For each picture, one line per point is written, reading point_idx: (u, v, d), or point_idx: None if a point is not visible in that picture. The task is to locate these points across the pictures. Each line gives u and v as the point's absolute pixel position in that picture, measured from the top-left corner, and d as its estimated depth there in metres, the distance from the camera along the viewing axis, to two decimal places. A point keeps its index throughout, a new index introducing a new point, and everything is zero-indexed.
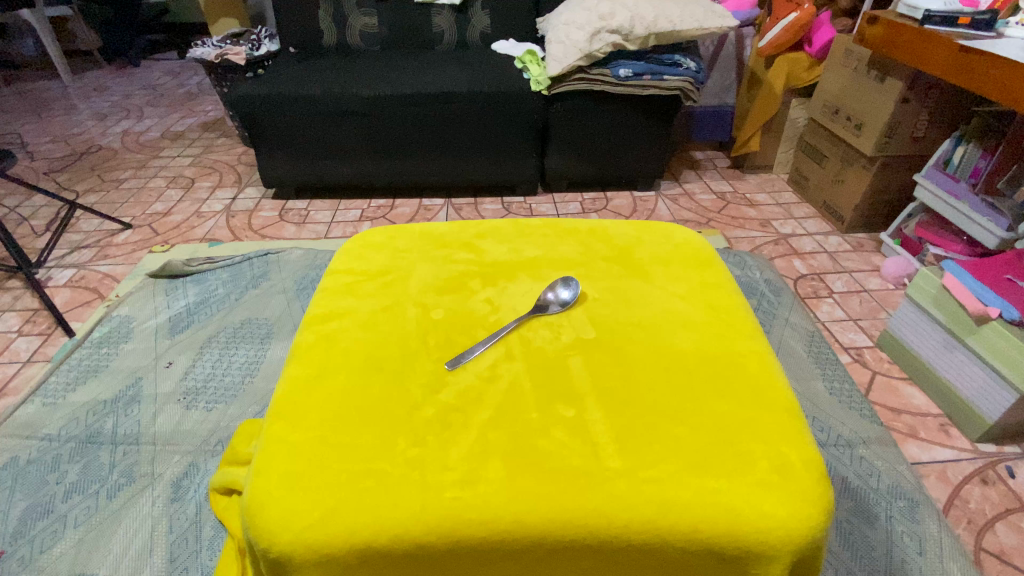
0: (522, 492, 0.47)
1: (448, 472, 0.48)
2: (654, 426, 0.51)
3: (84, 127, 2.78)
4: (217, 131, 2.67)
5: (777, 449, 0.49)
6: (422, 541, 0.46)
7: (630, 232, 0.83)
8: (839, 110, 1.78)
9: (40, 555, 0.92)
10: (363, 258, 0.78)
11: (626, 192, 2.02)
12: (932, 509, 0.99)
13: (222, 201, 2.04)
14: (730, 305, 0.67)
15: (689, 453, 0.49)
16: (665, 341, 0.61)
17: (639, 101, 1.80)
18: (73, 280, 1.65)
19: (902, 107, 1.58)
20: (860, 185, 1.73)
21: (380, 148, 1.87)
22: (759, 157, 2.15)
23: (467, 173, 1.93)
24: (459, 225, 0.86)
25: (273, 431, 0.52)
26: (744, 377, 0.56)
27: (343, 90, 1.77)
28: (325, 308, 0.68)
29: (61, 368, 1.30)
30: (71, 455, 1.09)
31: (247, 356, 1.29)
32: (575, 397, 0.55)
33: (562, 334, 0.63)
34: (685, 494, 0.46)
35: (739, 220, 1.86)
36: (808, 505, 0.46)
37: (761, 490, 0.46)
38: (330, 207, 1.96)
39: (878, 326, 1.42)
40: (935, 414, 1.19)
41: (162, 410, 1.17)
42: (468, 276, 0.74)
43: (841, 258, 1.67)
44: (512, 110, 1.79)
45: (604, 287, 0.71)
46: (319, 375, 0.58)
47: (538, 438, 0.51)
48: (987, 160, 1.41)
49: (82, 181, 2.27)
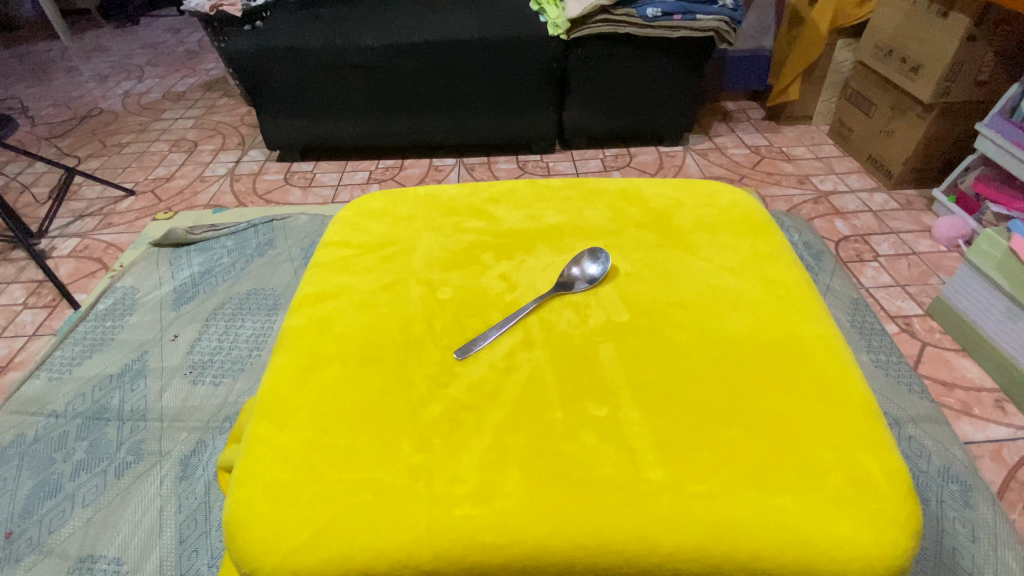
0: (547, 509, 0.42)
1: (455, 485, 0.43)
2: (701, 430, 0.45)
3: (85, 89, 2.69)
4: (219, 91, 2.56)
5: (852, 458, 0.43)
6: (431, 566, 0.41)
7: (667, 193, 0.74)
8: (893, 51, 1.59)
9: (50, 536, 0.93)
10: (360, 228, 0.70)
11: (651, 148, 1.87)
12: (987, 493, 0.89)
13: (225, 164, 1.96)
14: (790, 281, 0.59)
15: (744, 462, 0.43)
16: (714, 325, 0.54)
17: (668, 45, 1.63)
18: (77, 250, 1.61)
19: (967, 46, 1.39)
20: (913, 136, 1.57)
21: (386, 104, 1.75)
22: (798, 107, 1.97)
23: (479, 130, 1.80)
24: (469, 188, 0.77)
25: (259, 434, 0.48)
26: (809, 369, 0.49)
27: (343, 41, 1.63)
28: (319, 286, 0.62)
29: (66, 342, 1.27)
30: (78, 432, 1.08)
31: (254, 328, 1.24)
32: (607, 393, 0.49)
33: (589, 317, 0.56)
34: (744, 514, 0.41)
35: (774, 176, 1.72)
36: (893, 528, 0.40)
37: (835, 509, 0.41)
38: (336, 168, 1.87)
39: (927, 292, 1.30)
40: (990, 389, 1.09)
41: (168, 385, 1.14)
42: (480, 247, 0.66)
43: (888, 218, 1.53)
44: (526, 58, 1.64)
45: (637, 260, 0.63)
46: (311, 366, 0.52)
47: (563, 442, 0.45)
48: None
49: (84, 146, 2.20)
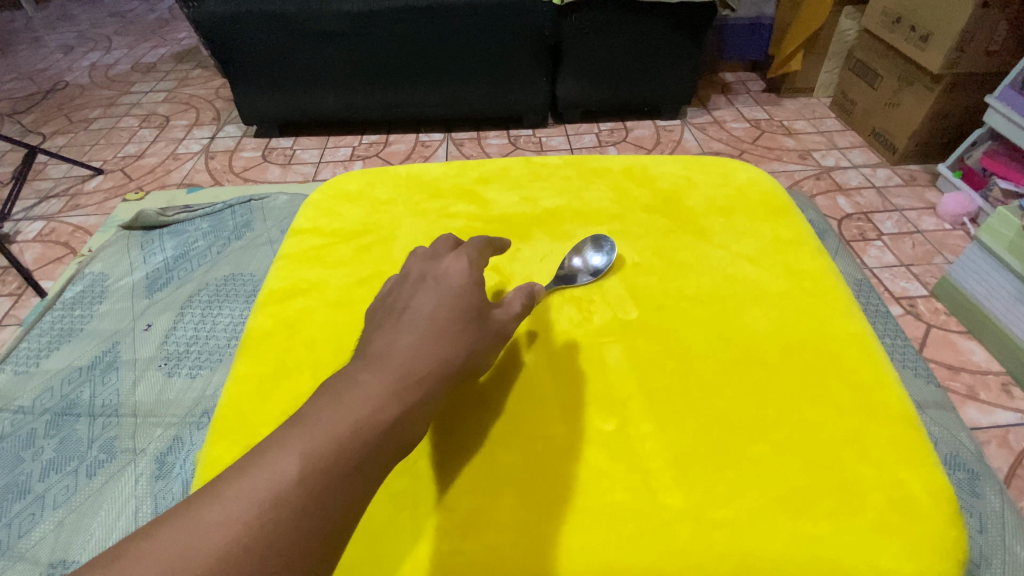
0: (547, 541, 0.38)
1: (436, 517, 0.40)
2: (724, 447, 0.41)
3: (50, 61, 2.53)
4: (192, 62, 2.41)
5: (893, 477, 0.39)
6: None
7: (677, 172, 0.68)
8: (901, 18, 1.51)
9: (21, 539, 0.88)
10: (335, 213, 0.65)
11: (647, 122, 1.80)
12: (994, 481, 0.86)
13: (200, 140, 1.85)
14: (817, 270, 0.54)
15: (773, 481, 0.39)
16: (734, 323, 0.49)
17: (667, 10, 1.54)
18: (43, 234, 1.52)
19: (981, 13, 1.32)
20: (919, 108, 1.51)
21: (368, 75, 1.65)
22: (800, 78, 1.89)
23: (467, 103, 1.71)
24: (457, 167, 0.71)
25: (216, 455, 0.44)
26: (842, 373, 0.45)
27: (321, 6, 1.52)
28: (288, 281, 0.57)
29: (32, 333, 1.20)
30: (47, 429, 1.02)
31: (231, 316, 1.15)
32: (616, 404, 0.45)
33: (593, 315, 0.51)
34: (773, 546, 0.37)
35: (775, 151, 1.66)
36: (940, 558, 0.36)
37: (874, 538, 0.37)
38: (317, 144, 1.77)
39: (933, 273, 1.26)
40: (996, 372, 1.06)
41: (142, 377, 1.07)
42: (469, 235, 0.60)
43: (891, 194, 1.48)
44: (517, 25, 1.54)
45: (646, 247, 0.57)
46: (277, 374, 0.48)
47: (566, 463, 0.42)
48: None
49: (49, 122, 2.07)
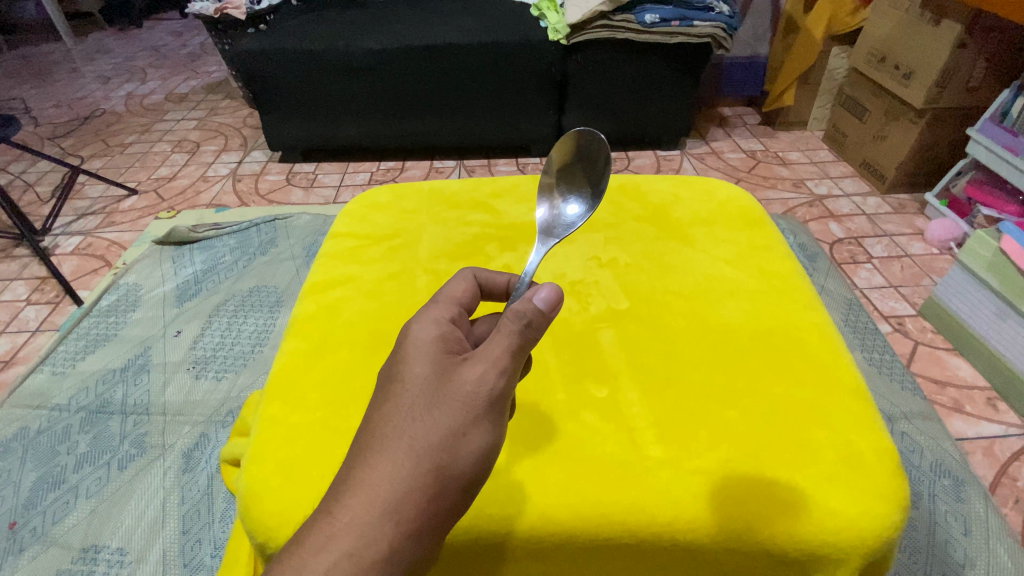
0: (548, 483, 0.44)
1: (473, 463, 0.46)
2: (700, 410, 0.48)
3: (88, 91, 2.71)
4: (222, 93, 2.58)
5: (844, 438, 0.45)
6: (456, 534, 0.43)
7: (666, 188, 0.76)
8: (886, 58, 1.62)
9: (53, 526, 0.94)
10: (367, 220, 0.73)
11: (649, 152, 1.90)
12: (979, 489, 0.91)
13: (228, 164, 1.98)
14: (785, 271, 0.62)
15: (741, 439, 0.45)
16: (711, 313, 0.56)
17: (666, 50, 1.66)
18: (80, 248, 1.62)
19: (958, 53, 1.42)
20: (905, 141, 1.60)
21: (388, 106, 1.77)
22: (794, 113, 2.00)
23: (480, 133, 1.83)
24: (473, 183, 0.80)
25: (270, 414, 0.51)
26: (804, 354, 0.52)
27: (348, 44, 1.66)
28: (327, 275, 0.65)
29: (70, 337, 1.29)
30: (81, 425, 1.09)
31: (256, 325, 1.24)
32: (608, 376, 0.51)
33: (591, 305, 0.58)
34: (739, 489, 0.43)
35: (771, 180, 1.75)
36: (882, 502, 0.42)
37: (826, 484, 0.43)
38: (338, 170, 1.89)
39: (920, 294, 1.32)
40: (982, 387, 1.10)
41: (171, 379, 1.15)
42: (483, 239, 0.68)
43: (881, 221, 1.56)
44: (528, 62, 1.67)
45: (638, 251, 0.65)
46: (320, 349, 0.56)
47: (567, 422, 0.48)
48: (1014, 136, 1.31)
49: (87, 146, 2.21)
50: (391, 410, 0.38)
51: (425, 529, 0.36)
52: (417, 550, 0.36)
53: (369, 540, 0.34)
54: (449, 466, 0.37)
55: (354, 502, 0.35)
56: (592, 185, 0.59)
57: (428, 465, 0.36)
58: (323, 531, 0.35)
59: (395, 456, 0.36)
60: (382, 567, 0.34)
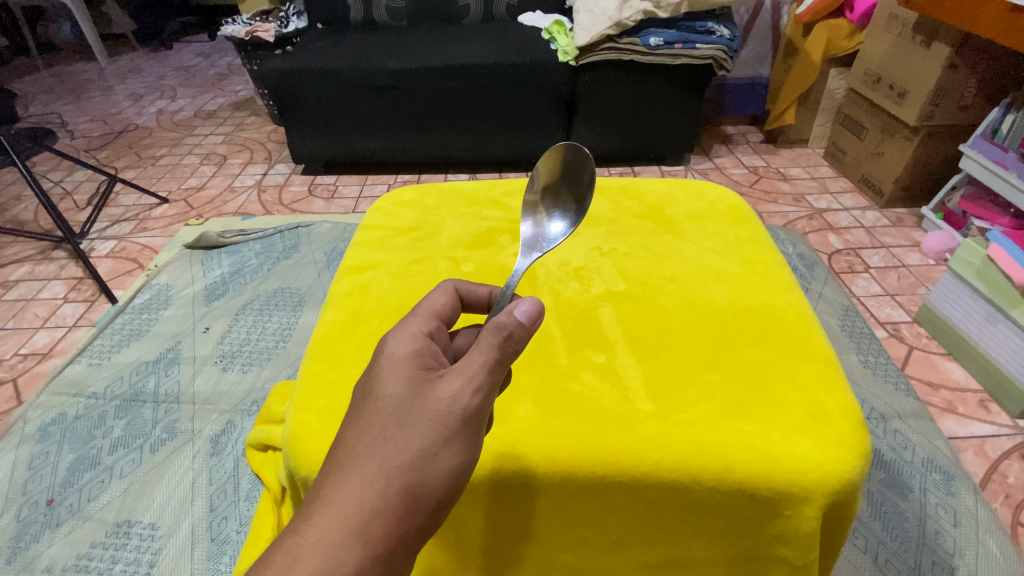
0: (551, 430, 0.50)
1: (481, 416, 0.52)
2: (687, 373, 0.54)
3: (121, 107, 2.86)
4: (248, 110, 2.72)
5: (813, 398, 0.51)
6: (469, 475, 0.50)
7: (663, 189, 0.83)
8: (880, 78, 1.69)
9: (88, 503, 1.00)
10: (394, 214, 0.81)
11: (654, 167, 1.98)
12: (969, 483, 0.94)
13: (253, 176, 2.09)
14: (768, 261, 0.68)
15: (722, 397, 0.52)
16: (700, 293, 0.63)
17: (670, 71, 1.75)
18: (114, 251, 1.72)
19: (949, 73, 1.49)
20: (901, 157, 1.66)
21: (406, 122, 1.87)
22: (795, 131, 2.07)
23: (492, 148, 1.92)
24: (489, 183, 0.88)
25: (313, 370, 0.58)
26: (781, 329, 0.58)
27: (370, 64, 1.77)
28: (360, 260, 0.73)
29: (106, 332, 1.37)
30: (116, 412, 1.16)
31: (280, 322, 1.32)
32: (605, 344, 0.58)
33: (592, 287, 0.65)
34: (719, 436, 0.49)
35: (772, 195, 1.82)
36: (844, 450, 0.48)
37: (795, 433, 0.49)
38: (357, 182, 1.98)
39: (916, 302, 1.37)
40: (974, 389, 1.14)
41: (200, 371, 1.22)
42: (498, 231, 0.76)
43: (879, 234, 1.61)
44: (540, 82, 1.77)
45: (635, 242, 0.72)
46: (355, 319, 0.63)
47: (570, 381, 0.54)
48: (1005, 151, 1.37)
49: (121, 157, 2.35)
50: (371, 418, 0.40)
51: (427, 496, 0.39)
52: (390, 560, 0.38)
53: (339, 560, 0.36)
54: (433, 467, 0.39)
55: (337, 508, 0.37)
56: (577, 201, 0.64)
57: (415, 465, 0.39)
58: (307, 535, 0.37)
59: (373, 468, 0.38)
60: (391, 524, 0.38)
